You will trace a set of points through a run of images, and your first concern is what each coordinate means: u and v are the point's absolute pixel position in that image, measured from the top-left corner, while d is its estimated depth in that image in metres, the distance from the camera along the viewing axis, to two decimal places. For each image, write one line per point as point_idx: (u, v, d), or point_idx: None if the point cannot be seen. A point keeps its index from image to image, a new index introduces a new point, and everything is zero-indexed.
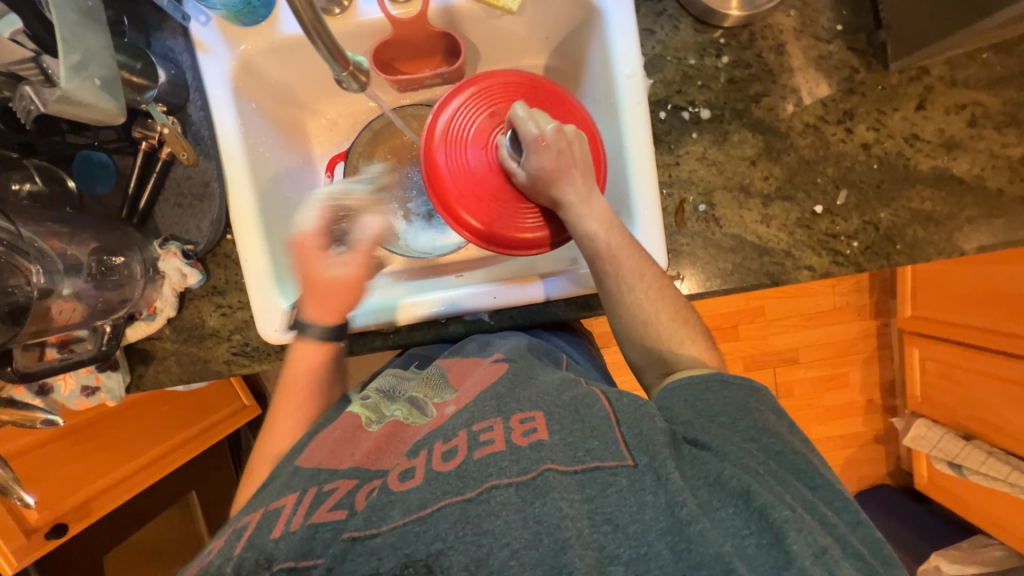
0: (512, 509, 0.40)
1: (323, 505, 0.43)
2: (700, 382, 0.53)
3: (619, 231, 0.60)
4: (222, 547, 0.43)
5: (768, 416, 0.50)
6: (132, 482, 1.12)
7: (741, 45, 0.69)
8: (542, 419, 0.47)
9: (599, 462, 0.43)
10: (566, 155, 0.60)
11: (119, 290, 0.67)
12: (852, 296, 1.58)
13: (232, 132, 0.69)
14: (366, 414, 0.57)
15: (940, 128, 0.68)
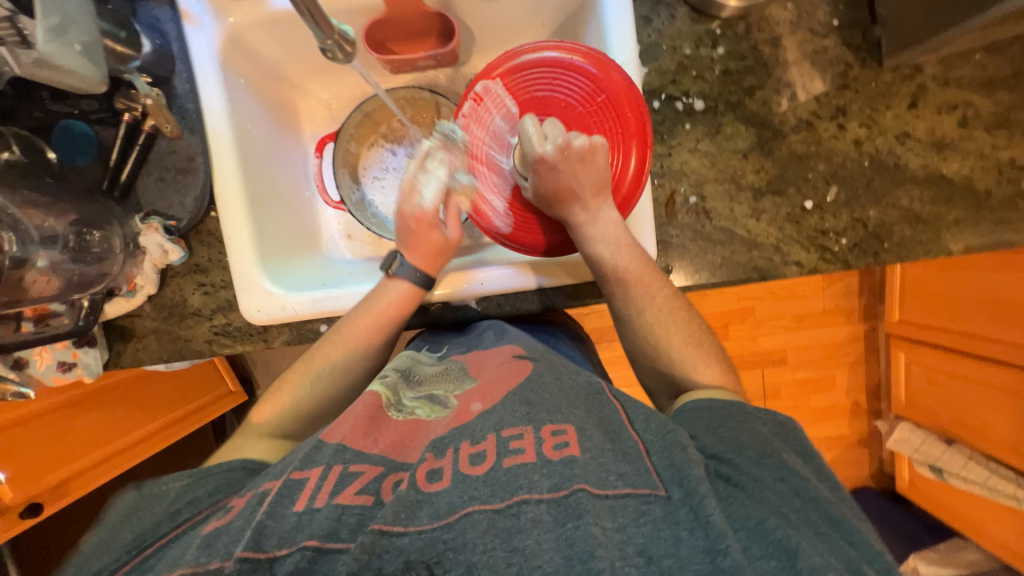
0: (544, 528, 0.36)
1: (349, 487, 0.42)
2: (722, 408, 0.49)
3: (630, 250, 0.58)
4: (243, 510, 0.43)
5: (792, 457, 0.45)
6: (114, 463, 1.10)
7: (737, 37, 0.69)
8: (574, 434, 0.42)
9: (633, 488, 0.39)
10: (581, 168, 0.57)
11: (98, 265, 0.66)
12: (841, 298, 1.60)
13: (218, 107, 0.67)
14: (386, 395, 0.53)
15: (932, 127, 0.68)
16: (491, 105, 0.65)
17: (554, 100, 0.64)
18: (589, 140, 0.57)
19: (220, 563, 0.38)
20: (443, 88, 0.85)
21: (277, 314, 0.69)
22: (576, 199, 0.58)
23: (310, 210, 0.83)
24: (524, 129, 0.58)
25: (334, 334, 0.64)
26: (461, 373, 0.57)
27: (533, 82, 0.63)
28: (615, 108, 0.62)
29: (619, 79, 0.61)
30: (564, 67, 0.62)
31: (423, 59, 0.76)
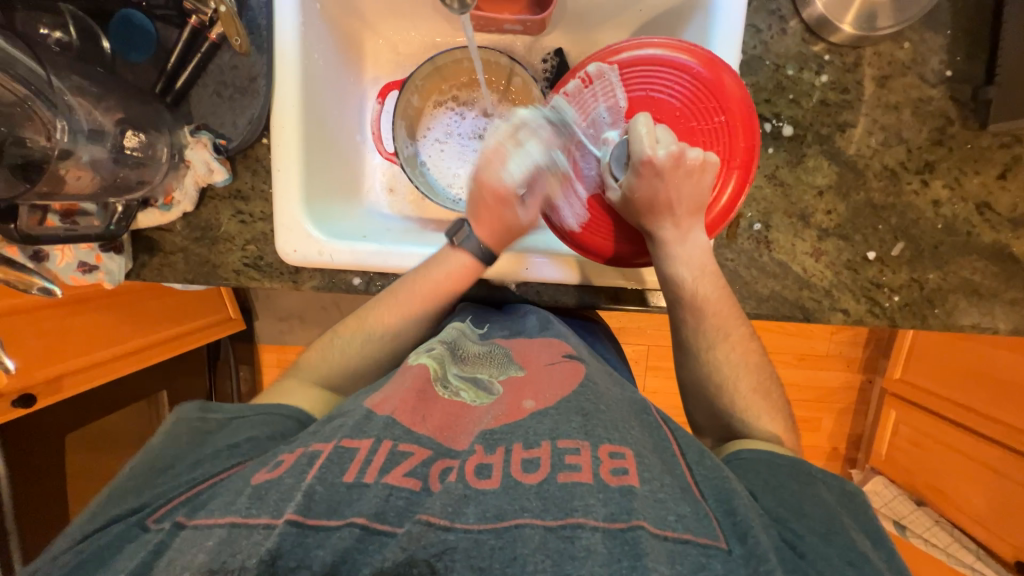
0: (598, 560, 0.35)
1: (399, 466, 0.41)
2: (785, 467, 0.47)
3: (711, 279, 0.57)
4: (293, 467, 0.41)
5: (862, 541, 0.42)
6: (105, 369, 1.07)
7: (844, 67, 0.66)
8: (633, 461, 0.41)
9: (693, 536, 0.37)
10: (685, 184, 0.56)
11: (138, 171, 0.63)
12: (847, 347, 1.56)
13: (291, 30, 0.63)
14: (433, 368, 0.52)
15: (1015, 202, 0.66)
16: (598, 91, 0.61)
17: (664, 102, 0.60)
18: (702, 156, 0.56)
19: (270, 519, 0.37)
20: (517, 56, 0.81)
21: (312, 258, 0.67)
22: (671, 215, 0.57)
23: (358, 156, 0.80)
24: (637, 129, 0.56)
25: (389, 299, 0.63)
26: (507, 361, 0.56)
27: (645, 79, 0.59)
28: (728, 123, 0.58)
29: (737, 92, 0.58)
30: (682, 70, 0.58)
31: (509, 24, 0.73)
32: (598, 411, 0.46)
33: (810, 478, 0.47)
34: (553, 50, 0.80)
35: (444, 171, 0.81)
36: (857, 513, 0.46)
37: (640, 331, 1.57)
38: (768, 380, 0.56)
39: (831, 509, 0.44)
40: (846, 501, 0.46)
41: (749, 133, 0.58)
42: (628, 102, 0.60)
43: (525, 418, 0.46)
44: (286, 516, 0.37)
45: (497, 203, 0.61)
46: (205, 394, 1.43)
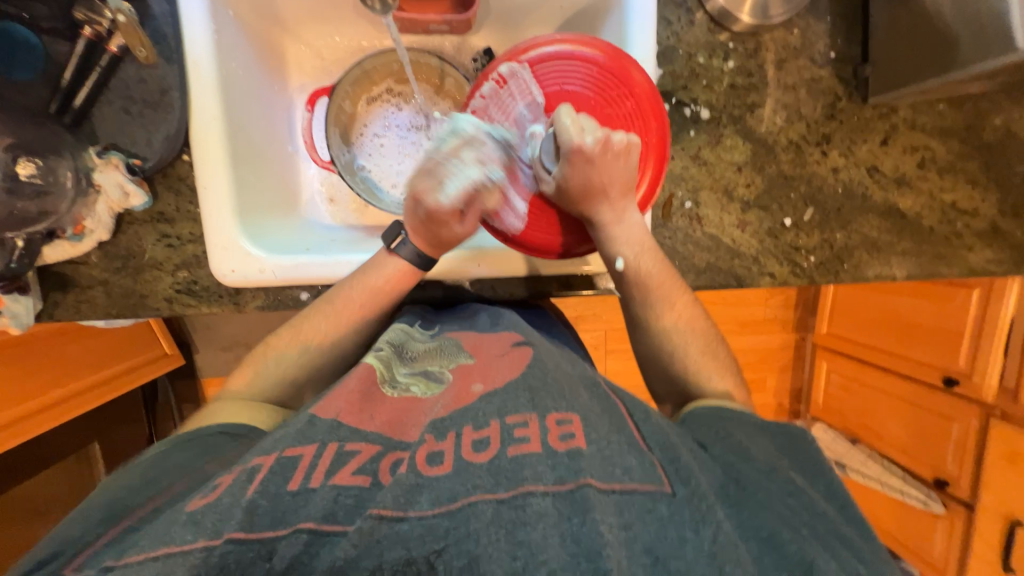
0: (549, 523, 0.36)
1: (344, 467, 0.40)
2: (734, 420, 0.52)
3: (651, 255, 0.61)
4: (230, 487, 0.39)
5: (798, 476, 0.47)
6: (27, 426, 0.96)
7: (746, 53, 0.72)
8: (580, 425, 0.43)
9: (638, 485, 0.39)
10: (612, 168, 0.58)
11: (39, 201, 0.57)
12: (782, 309, 1.71)
13: (202, 38, 0.60)
14: (381, 370, 0.53)
15: (896, 164, 0.76)
16: (517, 96, 0.63)
17: (579, 92, 0.62)
18: (625, 138, 0.58)
19: (209, 541, 0.36)
20: (447, 56, 0.82)
21: (252, 277, 0.64)
22: (606, 199, 0.59)
23: (292, 168, 0.76)
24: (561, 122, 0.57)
25: (325, 308, 0.61)
26: (456, 349, 0.58)
27: (557, 72, 0.62)
28: (642, 103, 0.62)
29: (641, 75, 0.61)
30: (589, 60, 0.61)
31: (435, 24, 0.74)
32: (544, 385, 0.48)
33: (759, 429, 0.52)
34: (483, 49, 0.81)
35: (386, 171, 0.79)
36: (799, 452, 0.51)
37: (596, 316, 1.63)
38: (714, 343, 0.61)
39: (774, 456, 0.48)
40: (788, 442, 0.52)
41: (658, 112, 0.62)
42: (544, 97, 0.63)
43: (474, 402, 0.46)
44: (227, 535, 0.36)
45: (434, 223, 0.59)
46: (144, 440, 1.31)
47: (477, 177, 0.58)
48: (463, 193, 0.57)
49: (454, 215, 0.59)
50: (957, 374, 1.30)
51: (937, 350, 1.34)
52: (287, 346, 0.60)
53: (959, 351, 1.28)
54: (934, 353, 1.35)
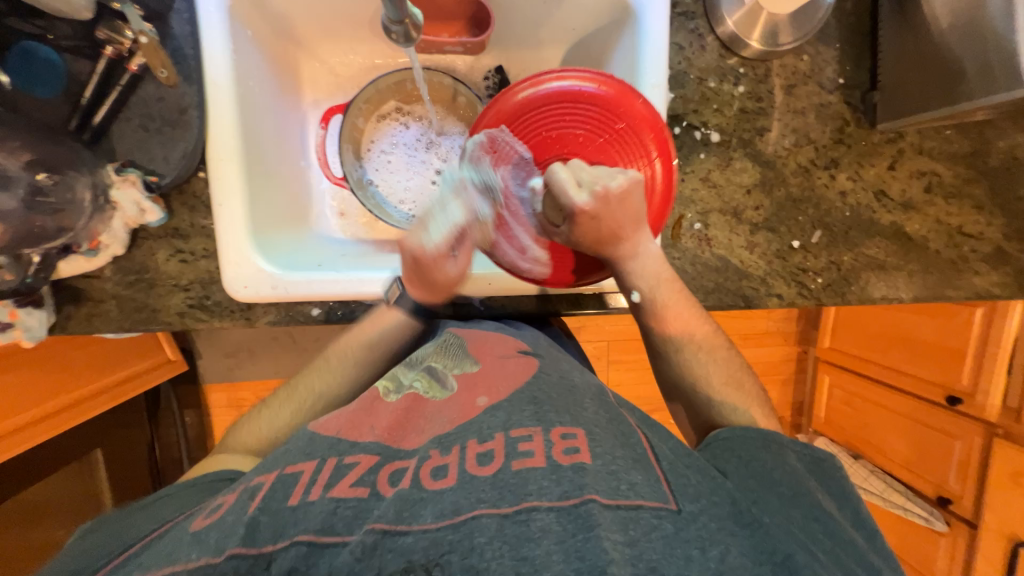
0: (553, 538, 0.36)
1: (344, 479, 0.41)
2: (756, 439, 0.51)
3: (669, 285, 0.61)
4: (236, 504, 0.40)
5: (824, 499, 0.47)
6: (36, 431, 0.97)
7: (756, 78, 0.73)
8: (584, 440, 0.43)
9: (643, 501, 0.40)
10: (618, 209, 0.56)
11: (55, 217, 0.58)
12: (783, 323, 1.69)
13: (222, 59, 0.60)
14: (385, 382, 0.54)
15: (903, 189, 0.76)
16: (515, 156, 0.62)
17: (568, 136, 0.62)
18: (626, 176, 0.57)
19: (212, 560, 0.36)
20: (460, 74, 0.83)
21: (264, 294, 0.64)
22: (618, 238, 0.58)
23: (305, 185, 0.77)
24: (558, 178, 0.56)
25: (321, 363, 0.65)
26: (461, 350, 0.57)
27: (541, 117, 0.62)
28: (638, 132, 0.61)
29: (636, 102, 0.61)
30: (577, 101, 0.61)
31: (450, 45, 0.75)
32: (549, 398, 0.49)
33: (779, 445, 0.51)
34: (495, 68, 0.83)
35: (393, 185, 0.80)
36: (827, 480, 0.50)
37: (599, 328, 1.63)
38: (725, 366, 0.61)
39: (799, 476, 0.48)
40: (815, 467, 0.51)
41: (659, 136, 0.61)
42: (534, 137, 0.62)
43: (478, 414, 0.47)
44: (228, 550, 0.36)
45: (427, 266, 0.61)
46: (146, 447, 1.31)
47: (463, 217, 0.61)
48: (450, 233, 0.60)
49: (444, 254, 0.60)
50: (961, 393, 1.30)
51: (940, 368, 1.35)
52: (283, 404, 0.62)
53: (962, 368, 1.29)
54: (938, 370, 1.35)
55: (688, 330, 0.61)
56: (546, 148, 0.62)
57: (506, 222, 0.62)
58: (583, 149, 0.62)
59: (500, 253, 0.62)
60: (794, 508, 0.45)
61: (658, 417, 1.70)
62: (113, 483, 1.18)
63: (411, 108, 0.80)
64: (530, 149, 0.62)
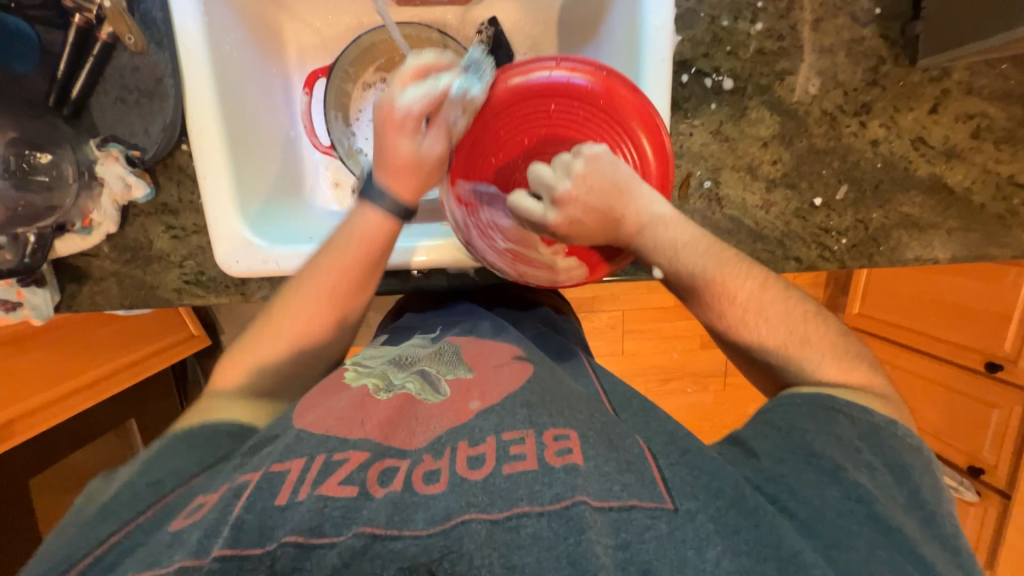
0: (544, 545, 0.34)
1: (332, 476, 0.38)
2: (802, 409, 0.48)
3: (713, 251, 0.54)
4: (217, 504, 0.37)
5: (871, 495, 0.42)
6: (68, 403, 1.02)
7: (777, 13, 0.65)
8: (577, 441, 0.41)
9: (637, 502, 0.38)
10: (592, 196, 0.52)
11: (45, 195, 0.59)
12: (811, 289, 1.57)
13: (193, 21, 0.57)
14: (375, 382, 0.50)
15: (946, 135, 0.68)
16: (484, 195, 0.59)
17: (509, 147, 0.58)
18: (584, 159, 0.53)
19: (193, 563, 0.33)
20: (451, 30, 0.77)
21: (255, 268, 0.63)
22: (615, 219, 0.53)
23: (294, 155, 0.74)
24: (523, 203, 0.54)
25: (271, 326, 0.56)
26: (456, 358, 0.54)
27: (468, 138, 0.58)
28: (612, 110, 0.56)
29: (582, 87, 0.56)
30: (494, 114, 0.57)
31: None
32: (543, 401, 0.45)
33: (830, 413, 0.47)
34: (488, 19, 0.75)
35: None
36: (882, 447, 0.45)
37: (615, 296, 1.58)
38: None
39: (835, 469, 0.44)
40: (870, 434, 0.46)
41: (638, 108, 0.56)
42: (476, 160, 0.58)
43: (471, 419, 0.43)
44: (214, 553, 0.33)
45: (393, 127, 0.54)
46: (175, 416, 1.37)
47: (445, 85, 0.54)
48: (427, 99, 0.53)
49: (414, 121, 0.54)
50: (1000, 358, 1.23)
51: (982, 333, 1.26)
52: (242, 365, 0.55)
53: (1006, 335, 1.21)
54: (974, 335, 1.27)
55: (716, 279, 0.52)
56: (500, 163, 0.58)
57: (521, 250, 0.59)
58: (535, 148, 0.58)
59: (533, 281, 0.60)
60: (830, 487, 0.42)
61: (674, 385, 1.68)
62: (147, 451, 1.25)
63: (394, 77, 0.75)
64: (479, 176, 0.59)
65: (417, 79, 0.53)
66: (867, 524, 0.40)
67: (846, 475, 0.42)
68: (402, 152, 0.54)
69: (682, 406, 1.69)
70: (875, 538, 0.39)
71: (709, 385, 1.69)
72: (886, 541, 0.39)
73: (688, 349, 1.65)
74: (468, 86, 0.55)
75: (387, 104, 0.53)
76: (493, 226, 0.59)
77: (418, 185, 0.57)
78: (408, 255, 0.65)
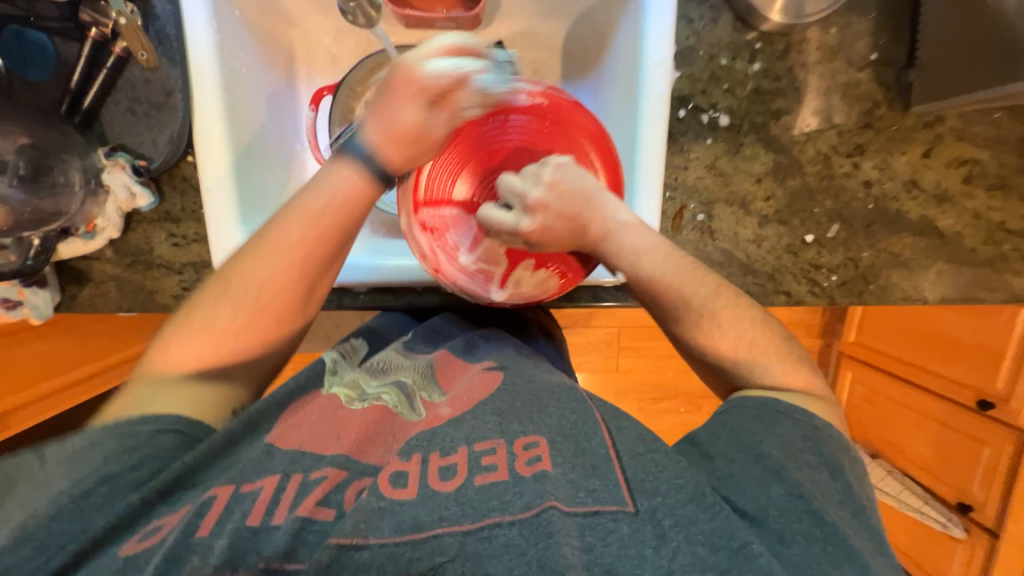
0: (514, 553, 0.35)
1: (309, 496, 0.39)
2: (752, 411, 0.49)
3: (699, 282, 0.54)
4: (171, 530, 0.37)
5: (838, 514, 0.41)
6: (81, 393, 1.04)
7: (774, 55, 0.67)
8: (547, 447, 0.42)
9: (601, 506, 0.38)
10: (561, 199, 0.54)
11: (52, 200, 0.60)
12: (807, 314, 1.57)
13: (205, 40, 0.59)
14: (347, 391, 0.52)
15: (938, 179, 0.69)
16: (448, 218, 0.60)
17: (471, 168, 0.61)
18: (550, 168, 0.56)
19: None
20: None
21: None
22: (582, 227, 0.55)
23: (298, 169, 0.76)
24: (490, 218, 0.57)
25: (262, 251, 0.50)
26: (430, 378, 0.55)
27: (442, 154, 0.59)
28: (564, 125, 0.60)
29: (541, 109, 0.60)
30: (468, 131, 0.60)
31: (443, 20, 0.71)
32: (513, 407, 0.46)
33: (776, 415, 0.48)
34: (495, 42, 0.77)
35: None
36: (821, 448, 0.46)
37: (614, 313, 1.58)
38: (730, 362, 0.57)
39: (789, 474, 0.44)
40: (812, 436, 0.47)
41: (590, 131, 0.59)
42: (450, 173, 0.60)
43: (441, 424, 0.45)
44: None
45: (430, 96, 0.51)
46: None
47: (471, 70, 0.52)
48: (453, 75, 0.51)
49: (426, 96, 0.50)
50: (994, 396, 1.22)
51: (973, 370, 1.25)
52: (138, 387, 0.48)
53: (998, 372, 1.20)
54: (969, 372, 1.26)
55: (677, 283, 0.54)
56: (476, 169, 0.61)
57: (491, 270, 0.60)
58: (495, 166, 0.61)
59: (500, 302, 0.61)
60: (774, 485, 0.42)
61: (668, 403, 1.68)
62: None
63: None
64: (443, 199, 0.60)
65: (450, 53, 0.51)
66: (805, 519, 0.40)
67: (789, 474, 0.43)
68: (407, 123, 0.50)
69: (674, 424, 1.69)
70: (812, 533, 0.39)
71: (703, 405, 1.69)
72: (821, 534, 0.39)
73: (682, 369, 1.65)
74: (489, 83, 0.54)
75: (407, 67, 0.50)
76: (456, 249, 0.60)
77: (412, 156, 0.53)
78: (384, 269, 0.67)
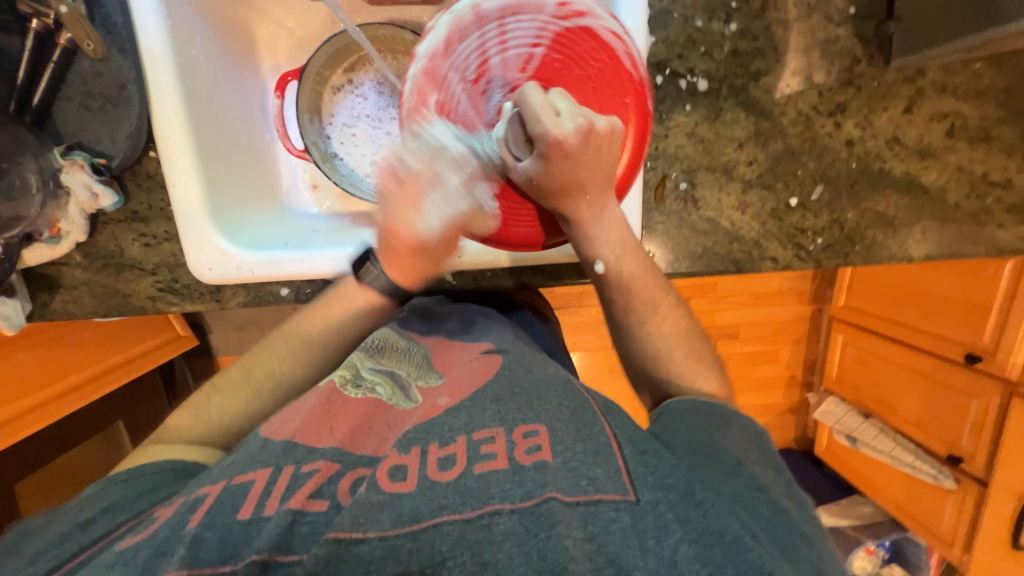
0: (515, 541, 0.35)
1: (301, 490, 0.38)
2: (703, 412, 0.50)
3: (661, 288, 0.56)
4: (172, 518, 0.38)
5: (788, 505, 0.42)
6: (81, 394, 1.03)
7: (751, 13, 0.65)
8: (547, 436, 0.41)
9: (603, 495, 0.38)
10: (594, 158, 0.48)
11: (10, 205, 0.58)
12: (796, 282, 1.59)
13: (155, 26, 0.56)
14: (342, 375, 0.53)
15: (921, 134, 0.68)
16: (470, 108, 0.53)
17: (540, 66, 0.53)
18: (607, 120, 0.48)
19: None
20: None
21: (229, 275, 0.62)
22: (579, 201, 0.51)
23: (269, 160, 0.73)
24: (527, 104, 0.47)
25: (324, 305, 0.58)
26: (426, 368, 0.54)
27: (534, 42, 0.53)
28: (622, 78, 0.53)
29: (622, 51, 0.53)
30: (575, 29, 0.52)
31: None
32: (513, 394, 0.46)
33: (724, 419, 0.49)
34: None
35: (359, 160, 0.76)
36: (762, 447, 0.48)
37: None
38: None
39: (742, 449, 0.46)
40: (755, 439, 0.49)
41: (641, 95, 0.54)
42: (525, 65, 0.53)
43: (440, 415, 0.44)
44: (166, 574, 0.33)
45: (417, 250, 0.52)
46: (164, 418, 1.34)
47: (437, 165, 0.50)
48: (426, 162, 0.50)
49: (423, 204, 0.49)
50: (981, 351, 1.23)
51: (958, 327, 1.27)
52: (233, 380, 0.54)
53: (984, 328, 1.21)
54: (958, 329, 1.27)
55: (643, 289, 0.55)
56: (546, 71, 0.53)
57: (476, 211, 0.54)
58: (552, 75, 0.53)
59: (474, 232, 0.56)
60: (735, 478, 0.42)
61: None
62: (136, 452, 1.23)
63: (358, 76, 0.74)
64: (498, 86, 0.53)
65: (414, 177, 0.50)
66: (766, 510, 0.41)
67: (747, 469, 0.44)
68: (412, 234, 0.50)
69: None
70: (771, 522, 0.40)
71: None
72: (780, 524, 0.40)
73: None
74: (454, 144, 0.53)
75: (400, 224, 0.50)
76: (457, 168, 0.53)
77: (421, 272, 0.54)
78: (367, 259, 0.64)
